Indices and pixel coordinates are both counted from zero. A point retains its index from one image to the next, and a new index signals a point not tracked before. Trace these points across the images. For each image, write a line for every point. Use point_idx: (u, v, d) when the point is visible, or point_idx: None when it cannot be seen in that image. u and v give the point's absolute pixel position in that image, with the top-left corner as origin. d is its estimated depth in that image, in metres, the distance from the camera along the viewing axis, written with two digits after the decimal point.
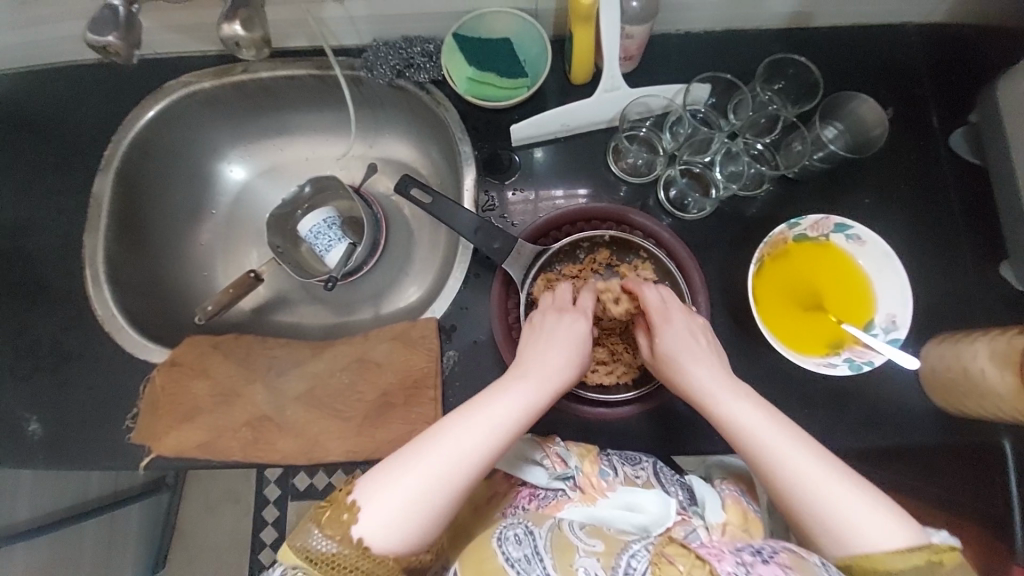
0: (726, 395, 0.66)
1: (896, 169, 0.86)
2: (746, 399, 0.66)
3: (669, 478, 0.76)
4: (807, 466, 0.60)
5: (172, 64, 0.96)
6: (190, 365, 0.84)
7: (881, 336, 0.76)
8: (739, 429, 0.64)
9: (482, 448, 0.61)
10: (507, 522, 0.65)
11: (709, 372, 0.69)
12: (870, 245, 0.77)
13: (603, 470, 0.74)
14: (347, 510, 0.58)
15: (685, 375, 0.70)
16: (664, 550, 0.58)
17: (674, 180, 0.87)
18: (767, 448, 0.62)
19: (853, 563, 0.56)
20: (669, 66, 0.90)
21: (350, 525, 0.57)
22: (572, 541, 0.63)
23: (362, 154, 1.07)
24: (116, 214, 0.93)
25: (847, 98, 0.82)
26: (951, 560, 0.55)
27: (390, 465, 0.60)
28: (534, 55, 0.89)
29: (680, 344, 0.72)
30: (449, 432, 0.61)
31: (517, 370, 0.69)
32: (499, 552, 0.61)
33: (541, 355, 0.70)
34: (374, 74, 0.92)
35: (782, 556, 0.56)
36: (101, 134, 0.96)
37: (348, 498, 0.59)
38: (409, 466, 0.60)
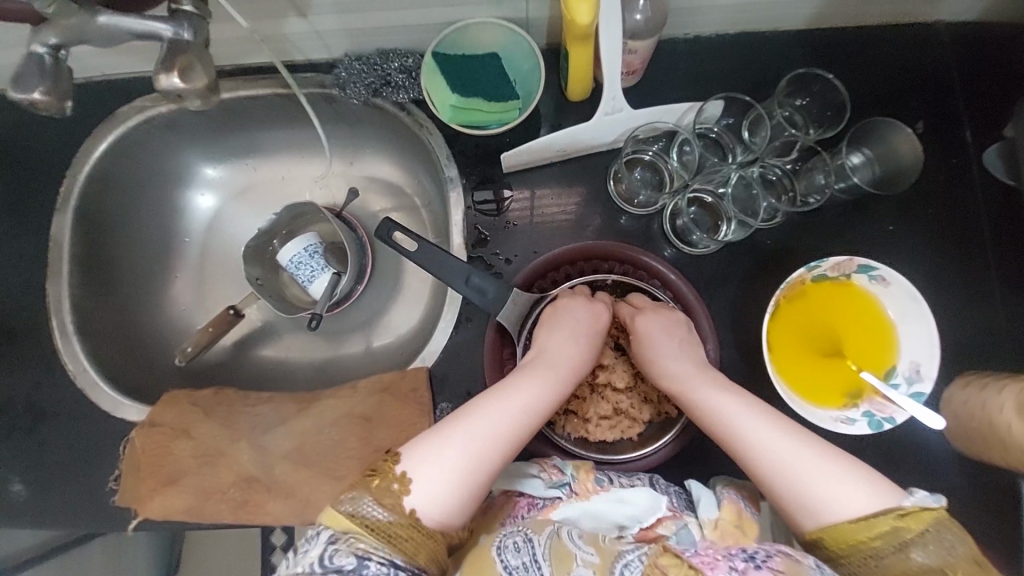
0: (691, 378, 0.67)
1: (923, 191, 0.78)
2: (708, 379, 0.67)
3: (664, 487, 0.72)
4: (772, 440, 0.60)
5: (125, 88, 0.87)
6: (170, 425, 0.79)
7: (904, 387, 0.70)
8: (706, 411, 0.65)
9: (518, 426, 0.63)
10: (507, 530, 0.63)
11: (690, 360, 0.69)
12: (894, 286, 0.71)
13: (598, 476, 0.71)
14: (397, 480, 0.58)
15: (655, 365, 0.70)
16: (658, 561, 0.58)
17: (682, 210, 0.79)
18: (730, 426, 0.63)
19: (832, 543, 0.56)
20: (676, 77, 0.80)
21: (403, 496, 0.57)
22: (572, 548, 0.61)
23: (342, 174, 0.99)
24: (78, 256, 0.86)
25: (881, 122, 0.74)
26: (919, 522, 0.54)
27: (435, 438, 0.61)
28: (525, 71, 0.79)
29: (660, 337, 0.71)
30: (490, 410, 0.63)
31: (543, 356, 0.69)
32: (498, 560, 0.60)
33: (562, 339, 0.70)
34: (346, 93, 0.82)
35: (775, 561, 0.56)
36: (52, 168, 0.87)
37: (397, 469, 0.58)
38: (456, 439, 0.60)
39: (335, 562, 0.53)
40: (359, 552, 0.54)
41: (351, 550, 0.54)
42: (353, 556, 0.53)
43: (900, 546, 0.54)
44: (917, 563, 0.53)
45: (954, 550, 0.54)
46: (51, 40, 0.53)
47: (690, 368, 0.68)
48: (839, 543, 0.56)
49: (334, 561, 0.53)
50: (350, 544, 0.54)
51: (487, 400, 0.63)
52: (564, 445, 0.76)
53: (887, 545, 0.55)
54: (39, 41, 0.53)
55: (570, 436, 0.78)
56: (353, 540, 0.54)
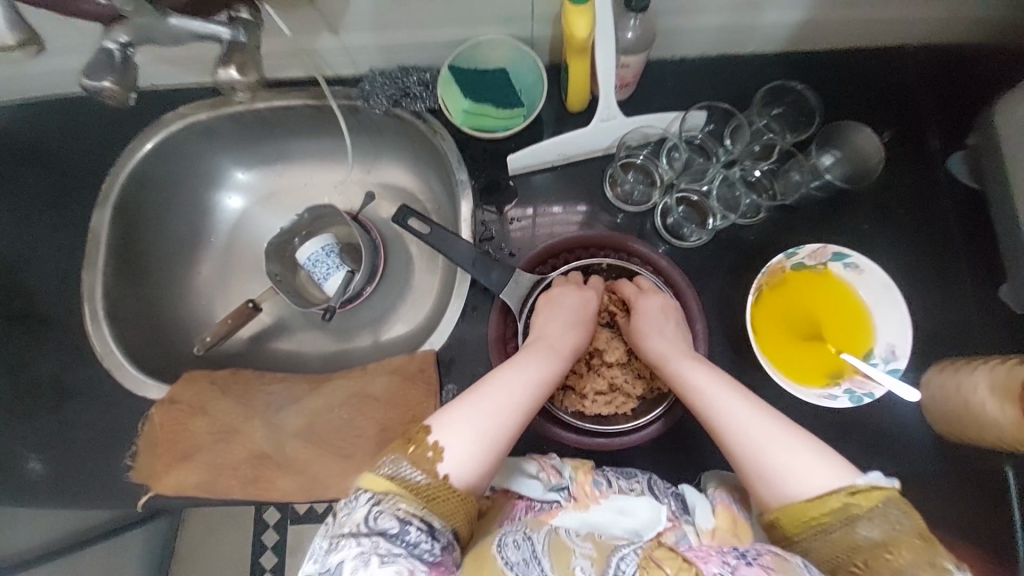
0: (673, 357, 0.73)
1: (895, 192, 0.85)
2: (694, 361, 0.72)
3: (662, 490, 0.74)
4: (739, 414, 0.66)
5: (169, 97, 0.96)
6: (188, 403, 0.83)
7: (881, 366, 0.75)
8: (684, 386, 0.71)
9: (527, 396, 0.68)
10: (506, 529, 0.64)
11: (680, 345, 0.75)
12: (868, 273, 0.76)
13: (596, 480, 0.74)
14: (431, 449, 0.62)
15: (649, 348, 0.76)
16: (653, 553, 0.56)
17: (672, 209, 0.86)
18: (707, 402, 0.68)
19: (787, 519, 0.59)
20: (666, 92, 0.89)
21: (437, 462, 0.61)
22: (569, 543, 0.62)
23: (360, 181, 1.07)
24: (113, 247, 0.93)
25: (846, 127, 0.83)
26: (870, 500, 0.57)
27: (456, 412, 0.66)
28: (530, 82, 0.89)
29: (655, 320, 0.77)
30: (506, 382, 0.68)
31: (542, 339, 0.75)
32: (500, 556, 0.59)
33: (566, 324, 0.77)
34: (370, 103, 0.92)
35: (766, 558, 0.55)
36: (97, 167, 0.96)
37: (431, 438, 0.63)
38: (470, 410, 0.66)
39: (377, 524, 0.56)
40: (400, 516, 0.57)
41: (393, 512, 0.57)
42: (396, 519, 0.56)
43: (847, 521, 0.57)
44: (863, 538, 0.56)
45: (899, 524, 0.56)
46: (121, 38, 0.62)
47: (679, 351, 0.74)
48: (794, 521, 0.59)
49: (378, 522, 0.56)
50: (393, 506, 0.57)
51: (503, 374, 0.69)
52: (564, 417, 0.81)
53: (836, 520, 0.57)
54: (111, 39, 0.62)
55: (568, 412, 0.82)
56: (396, 502, 0.57)
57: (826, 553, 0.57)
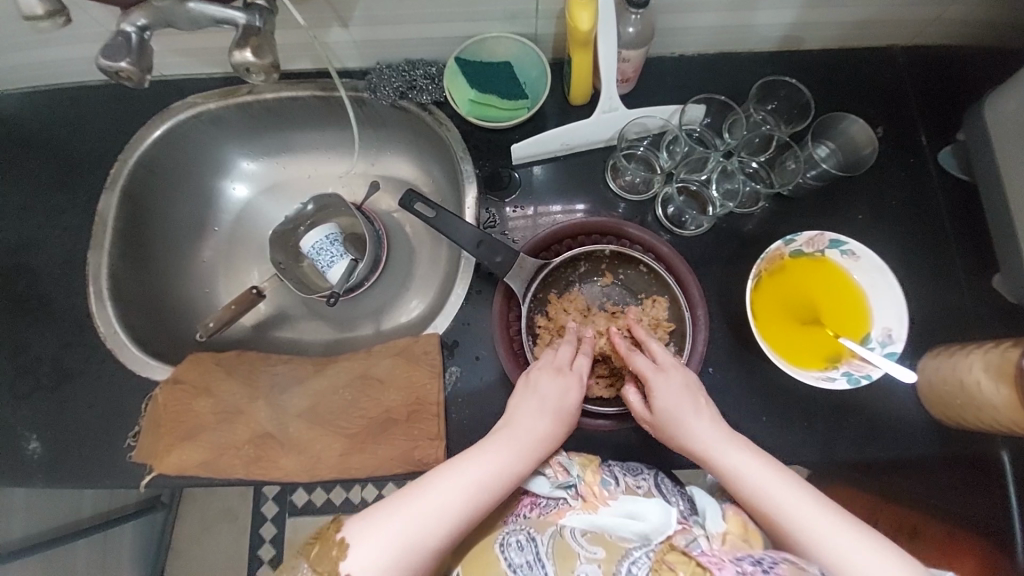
0: (705, 438, 0.69)
1: (888, 186, 0.88)
2: (727, 443, 0.68)
3: (671, 490, 0.76)
4: (785, 499, 0.63)
5: (180, 87, 0.98)
6: (193, 383, 0.84)
7: (878, 349, 0.76)
8: (724, 466, 0.67)
9: (473, 503, 0.64)
10: (509, 529, 0.68)
11: (708, 426, 0.69)
12: (863, 259, 0.79)
13: (604, 479, 0.75)
14: (336, 546, 0.60)
15: (675, 429, 0.70)
16: (665, 557, 0.62)
17: (672, 198, 0.89)
18: (749, 489, 0.65)
19: None
20: (666, 86, 0.91)
21: (338, 560, 0.59)
22: (574, 547, 0.65)
23: (364, 172, 1.10)
24: (122, 229, 0.94)
25: (836, 118, 0.85)
26: None
27: (388, 509, 0.62)
28: (533, 77, 0.92)
29: (674, 404, 0.70)
30: (444, 484, 0.64)
31: (510, 432, 0.70)
32: (502, 558, 0.65)
33: (528, 417, 0.71)
34: (377, 95, 0.94)
35: (780, 566, 0.58)
36: (108, 152, 0.97)
37: (336, 535, 0.61)
38: (403, 513, 0.62)
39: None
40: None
41: None
42: None
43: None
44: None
45: None
46: (139, 21, 0.65)
47: (707, 432, 0.69)
48: None
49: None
50: None
51: (443, 474, 0.65)
52: None
53: None
54: (129, 23, 0.65)
55: None
56: None
57: None
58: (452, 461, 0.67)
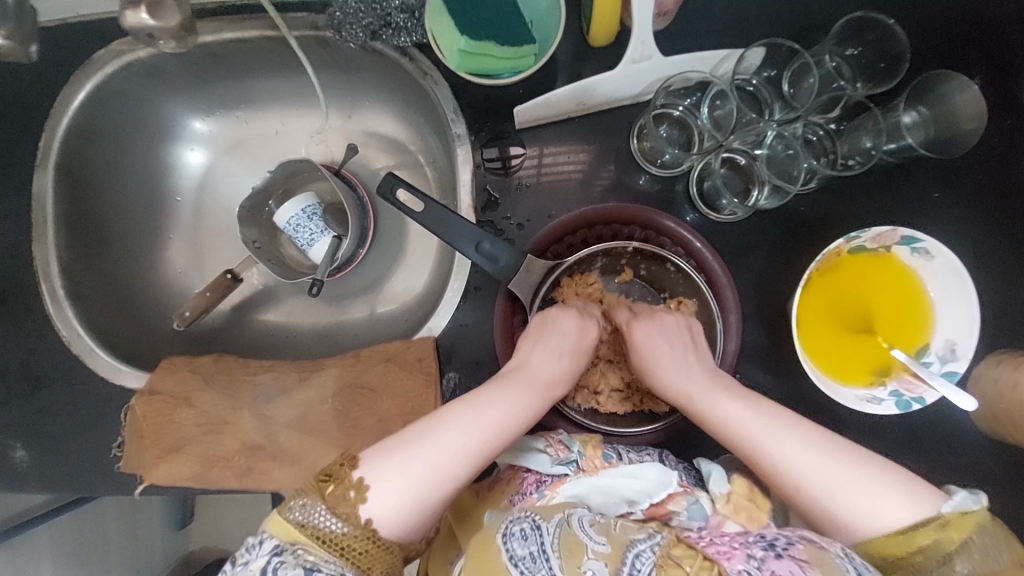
0: (696, 389, 0.63)
1: (982, 155, 0.70)
2: (721, 386, 0.63)
3: (674, 463, 0.67)
4: (794, 452, 0.56)
5: (96, 30, 0.78)
6: (170, 392, 0.77)
7: (935, 366, 0.66)
8: (719, 421, 0.61)
9: (494, 444, 0.59)
10: (512, 516, 0.55)
11: (701, 369, 0.65)
12: (938, 259, 0.65)
13: (607, 452, 0.65)
14: (354, 488, 0.55)
15: (663, 377, 0.65)
16: (671, 551, 0.53)
17: (710, 171, 0.72)
18: (747, 434, 0.59)
19: (873, 556, 0.53)
20: (712, 21, 0.70)
21: (359, 504, 0.54)
22: (582, 537, 0.53)
23: (340, 129, 0.92)
24: (64, 216, 0.81)
25: (943, 78, 0.65)
26: (960, 533, 0.51)
27: (399, 451, 0.57)
28: (543, 12, 0.69)
29: (665, 348, 0.66)
30: (459, 422, 0.59)
31: (522, 372, 0.65)
32: (503, 550, 0.52)
33: (539, 355, 0.66)
34: (342, 36, 0.74)
35: (797, 549, 0.52)
36: (29, 120, 0.81)
37: (354, 476, 0.55)
38: (416, 457, 0.57)
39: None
40: (306, 565, 0.51)
41: (296, 564, 0.51)
42: (299, 569, 0.50)
43: (942, 560, 0.51)
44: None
45: (996, 556, 0.50)
46: None
47: (700, 375, 0.64)
48: (879, 556, 0.52)
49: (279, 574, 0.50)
50: (296, 558, 0.51)
51: (456, 410, 0.60)
52: (573, 416, 0.72)
53: (930, 559, 0.51)
54: None
55: (583, 411, 0.74)
56: (300, 553, 0.51)
57: None
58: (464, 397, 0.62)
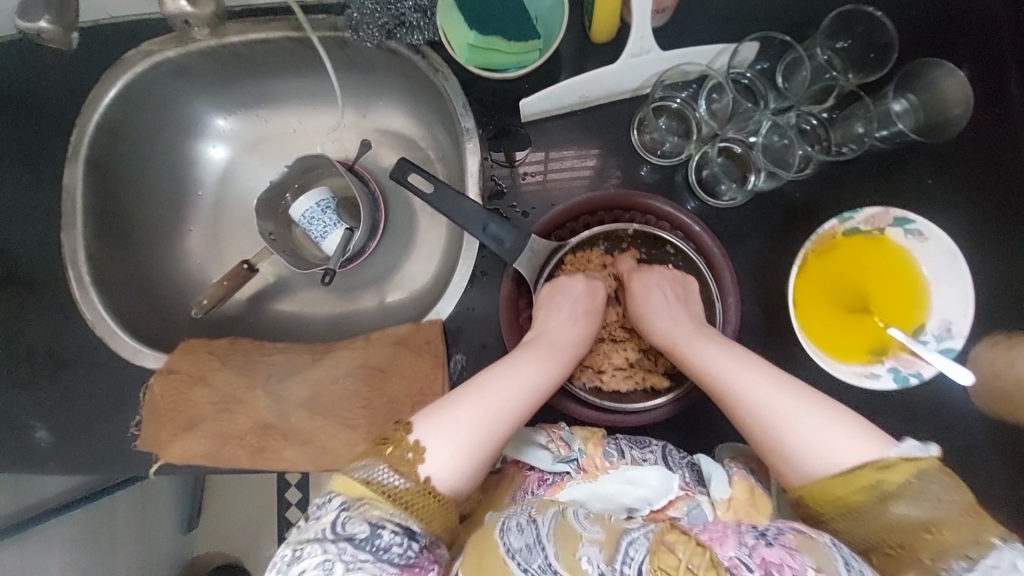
0: (677, 332, 0.68)
1: (971, 143, 0.72)
2: (702, 333, 0.67)
3: (677, 460, 0.68)
4: (757, 390, 0.60)
5: (129, 30, 0.84)
6: (188, 372, 0.80)
7: (932, 344, 0.68)
8: (699, 367, 0.65)
9: (528, 399, 0.63)
10: (509, 512, 0.59)
11: (683, 317, 0.70)
12: (931, 241, 0.67)
13: (607, 451, 0.68)
14: (411, 450, 0.57)
15: (649, 322, 0.71)
16: (664, 537, 0.53)
17: (709, 160, 0.76)
18: (717, 373, 0.63)
19: (813, 493, 0.55)
20: (708, 18, 0.74)
21: (417, 464, 0.57)
22: (577, 528, 0.56)
23: (355, 127, 0.97)
24: (92, 207, 0.86)
25: (928, 66, 0.69)
26: (902, 475, 0.53)
27: (444, 409, 0.61)
28: (547, 9, 0.74)
29: (653, 296, 0.71)
30: (500, 379, 0.63)
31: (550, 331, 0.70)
32: (500, 542, 0.55)
33: (565, 317, 0.71)
34: (359, 36, 0.79)
35: (788, 538, 0.52)
36: (63, 115, 0.86)
37: (410, 437, 0.58)
38: (455, 412, 0.60)
39: (347, 530, 0.52)
40: (371, 520, 0.53)
41: (362, 519, 0.53)
42: (366, 524, 0.52)
43: (881, 500, 0.53)
44: (900, 518, 0.52)
45: (941, 502, 0.51)
46: None
47: (681, 322, 0.69)
48: (821, 494, 0.55)
49: (346, 527, 0.52)
50: (362, 513, 0.53)
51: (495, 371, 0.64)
52: (579, 393, 0.74)
53: (869, 499, 0.53)
54: None
55: (586, 386, 0.76)
56: (366, 507, 0.53)
57: (862, 535, 0.53)
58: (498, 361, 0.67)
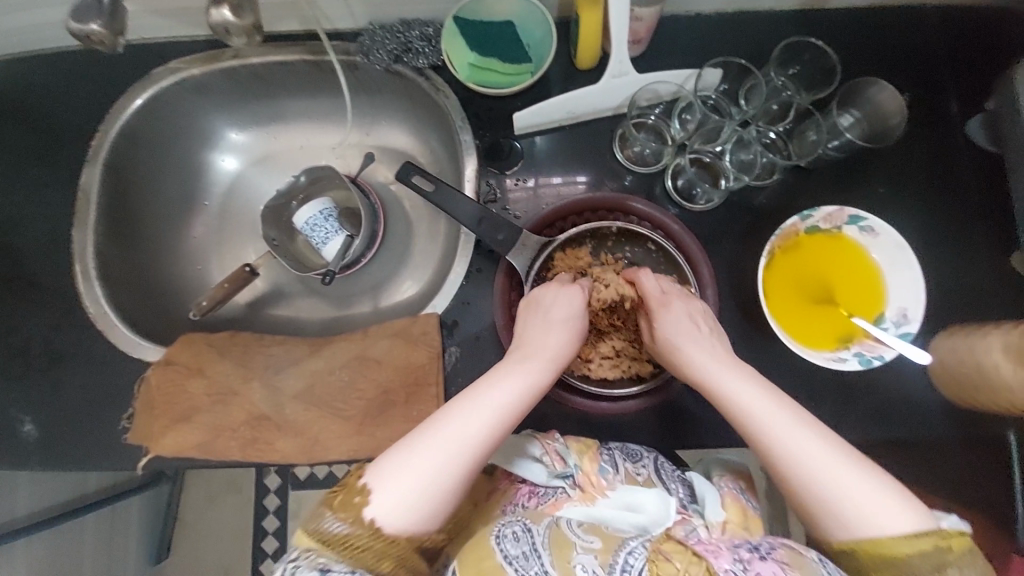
0: (719, 374, 0.66)
1: (911, 157, 0.82)
2: (744, 376, 0.65)
3: (669, 473, 0.73)
4: (809, 447, 0.58)
5: (157, 51, 0.92)
6: (186, 363, 0.82)
7: (892, 330, 0.74)
8: (737, 411, 0.62)
9: (490, 435, 0.60)
10: (505, 520, 0.63)
11: (717, 355, 0.68)
12: (883, 236, 0.75)
13: (602, 466, 0.70)
14: (359, 494, 0.57)
15: (687, 360, 0.69)
16: (660, 546, 0.59)
17: (683, 169, 0.84)
18: (765, 423, 0.60)
19: (863, 556, 0.54)
20: (679, 49, 0.85)
21: (362, 507, 0.56)
22: (570, 536, 0.61)
23: (359, 143, 1.04)
24: (105, 206, 0.90)
25: (866, 83, 0.79)
26: (959, 545, 0.53)
27: (403, 447, 0.59)
28: (538, 38, 0.85)
29: (687, 331, 0.70)
30: (463, 412, 0.61)
31: (520, 355, 0.69)
32: (497, 550, 0.59)
33: (539, 339, 0.70)
34: (370, 59, 0.88)
35: (779, 552, 0.55)
36: (85, 123, 0.92)
37: (359, 482, 0.57)
38: (415, 449, 0.58)
39: None
40: (320, 567, 0.53)
41: (313, 566, 0.53)
42: (315, 570, 0.53)
43: (937, 567, 0.52)
44: None
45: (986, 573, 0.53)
46: None
47: (720, 363, 0.67)
48: (871, 557, 0.54)
49: None
50: (312, 560, 0.53)
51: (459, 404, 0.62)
52: (567, 380, 0.78)
53: (925, 565, 0.53)
54: None
55: (573, 375, 0.79)
56: (313, 556, 0.54)
57: None
58: (467, 391, 0.64)
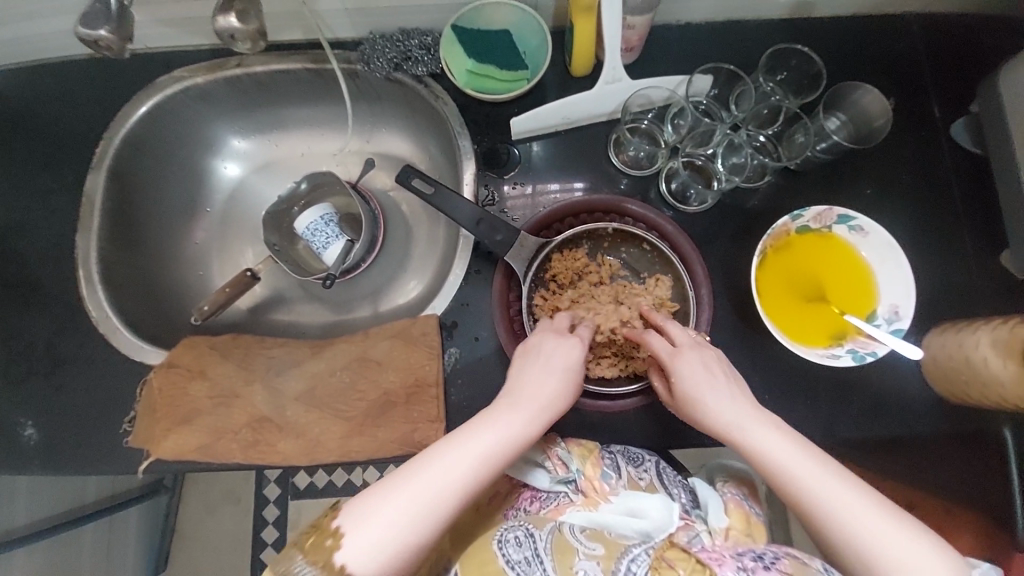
0: (739, 423, 0.60)
1: (898, 160, 0.84)
2: (765, 424, 0.60)
3: (672, 480, 0.74)
4: (835, 499, 0.55)
5: (163, 60, 0.94)
6: (188, 366, 0.83)
7: (884, 326, 0.75)
8: (762, 459, 0.58)
9: (469, 485, 0.56)
10: (508, 524, 0.63)
11: (740, 403, 0.62)
12: (872, 235, 0.77)
13: (605, 472, 0.71)
14: (331, 536, 0.53)
15: (703, 410, 0.63)
16: (665, 554, 0.60)
17: (677, 172, 0.85)
18: (789, 474, 0.57)
19: None
20: (670, 56, 0.87)
21: (333, 551, 0.53)
22: (573, 543, 0.62)
23: (359, 150, 1.06)
24: (109, 212, 0.91)
25: (849, 87, 0.81)
26: None
27: (383, 490, 0.55)
28: (534, 46, 0.88)
29: (703, 378, 0.64)
30: (447, 458, 0.56)
31: (513, 399, 0.63)
32: (500, 555, 0.59)
33: (533, 382, 0.64)
34: (370, 67, 0.90)
35: (783, 563, 0.55)
36: (90, 131, 0.94)
37: (333, 523, 0.54)
38: (395, 495, 0.55)
39: None
40: None
41: None
42: None
43: None
44: None
45: None
46: None
47: (739, 412, 0.61)
48: None
49: None
50: None
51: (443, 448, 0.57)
52: None
53: None
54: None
55: None
56: None
57: None
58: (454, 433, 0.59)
